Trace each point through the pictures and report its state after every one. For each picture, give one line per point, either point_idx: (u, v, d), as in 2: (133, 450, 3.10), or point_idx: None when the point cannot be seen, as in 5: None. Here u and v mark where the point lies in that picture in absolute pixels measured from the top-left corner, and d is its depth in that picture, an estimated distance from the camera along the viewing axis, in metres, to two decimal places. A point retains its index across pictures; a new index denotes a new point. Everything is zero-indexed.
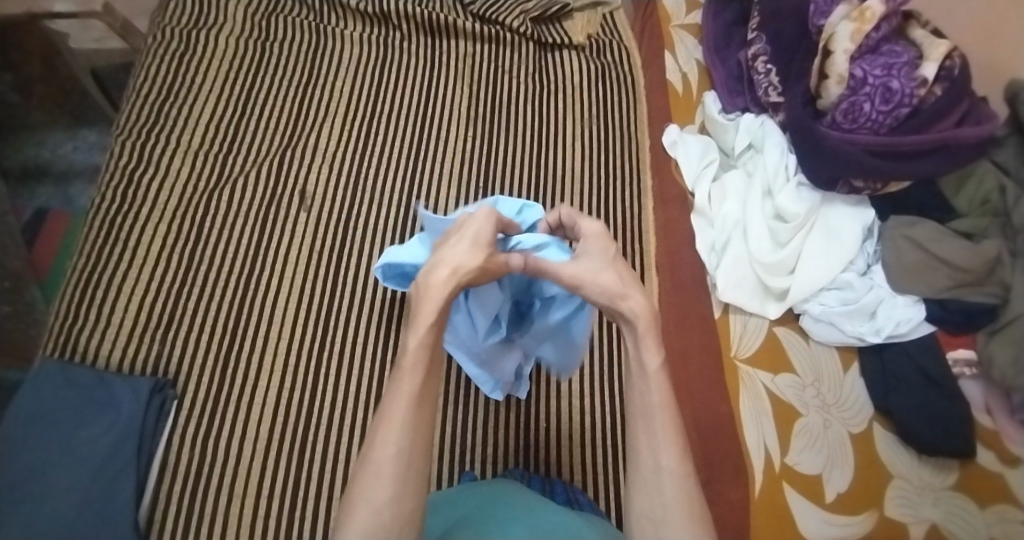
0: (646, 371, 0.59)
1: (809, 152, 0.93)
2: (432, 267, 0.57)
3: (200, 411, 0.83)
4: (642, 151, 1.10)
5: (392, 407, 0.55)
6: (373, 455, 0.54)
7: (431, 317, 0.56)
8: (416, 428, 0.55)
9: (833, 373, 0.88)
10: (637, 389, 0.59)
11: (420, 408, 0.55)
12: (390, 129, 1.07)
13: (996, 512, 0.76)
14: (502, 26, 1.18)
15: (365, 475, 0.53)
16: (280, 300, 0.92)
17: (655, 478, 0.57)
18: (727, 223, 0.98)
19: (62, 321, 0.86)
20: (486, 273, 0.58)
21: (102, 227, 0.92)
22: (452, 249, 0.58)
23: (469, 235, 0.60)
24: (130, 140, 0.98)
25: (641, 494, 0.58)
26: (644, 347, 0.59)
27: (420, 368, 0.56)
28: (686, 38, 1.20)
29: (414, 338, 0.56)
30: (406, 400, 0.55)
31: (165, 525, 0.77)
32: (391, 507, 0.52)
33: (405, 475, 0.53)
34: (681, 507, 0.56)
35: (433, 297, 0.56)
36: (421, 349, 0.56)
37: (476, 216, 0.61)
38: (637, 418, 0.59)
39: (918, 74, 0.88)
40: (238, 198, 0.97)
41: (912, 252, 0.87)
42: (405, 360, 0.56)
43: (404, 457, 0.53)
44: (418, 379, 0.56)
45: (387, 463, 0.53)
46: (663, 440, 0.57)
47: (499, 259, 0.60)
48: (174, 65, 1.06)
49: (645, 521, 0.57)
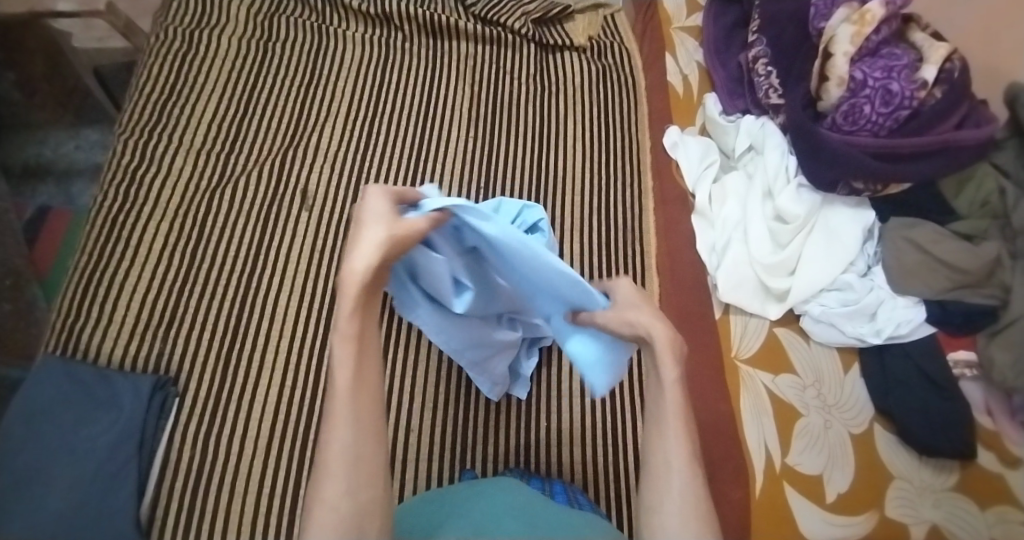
0: (661, 382, 0.60)
1: (809, 153, 0.93)
2: (343, 262, 0.56)
3: (201, 410, 0.83)
4: (642, 152, 1.11)
5: (333, 404, 0.56)
6: (323, 455, 0.54)
7: (353, 303, 0.56)
8: (360, 420, 0.55)
9: (833, 373, 0.88)
10: (653, 399, 0.61)
11: (359, 399, 0.56)
12: (393, 129, 1.08)
13: (996, 513, 0.76)
14: (504, 28, 1.18)
15: (319, 475, 0.54)
16: (281, 299, 0.92)
17: (665, 478, 0.57)
18: (728, 224, 0.98)
19: (64, 318, 0.86)
20: (399, 242, 0.57)
21: (105, 225, 0.92)
22: (358, 232, 0.57)
23: (367, 219, 0.58)
24: (132, 139, 0.98)
25: (651, 492, 0.58)
26: (661, 359, 0.60)
27: (349, 362, 0.56)
28: (687, 40, 1.20)
29: (339, 333, 0.56)
30: (346, 394, 0.55)
31: (166, 523, 0.77)
32: (348, 501, 0.52)
33: (356, 468, 0.54)
34: (689, 507, 0.56)
35: (350, 283, 0.55)
36: (348, 341, 0.56)
37: (367, 198, 0.60)
38: (652, 424, 0.60)
39: (919, 77, 0.89)
40: (240, 197, 0.97)
41: (913, 254, 0.88)
42: (337, 355, 0.56)
43: (352, 450, 0.54)
44: (353, 372, 0.56)
45: (336, 459, 0.53)
46: (675, 443, 0.58)
47: (405, 224, 0.58)
48: (177, 65, 1.06)
49: (653, 519, 0.57)
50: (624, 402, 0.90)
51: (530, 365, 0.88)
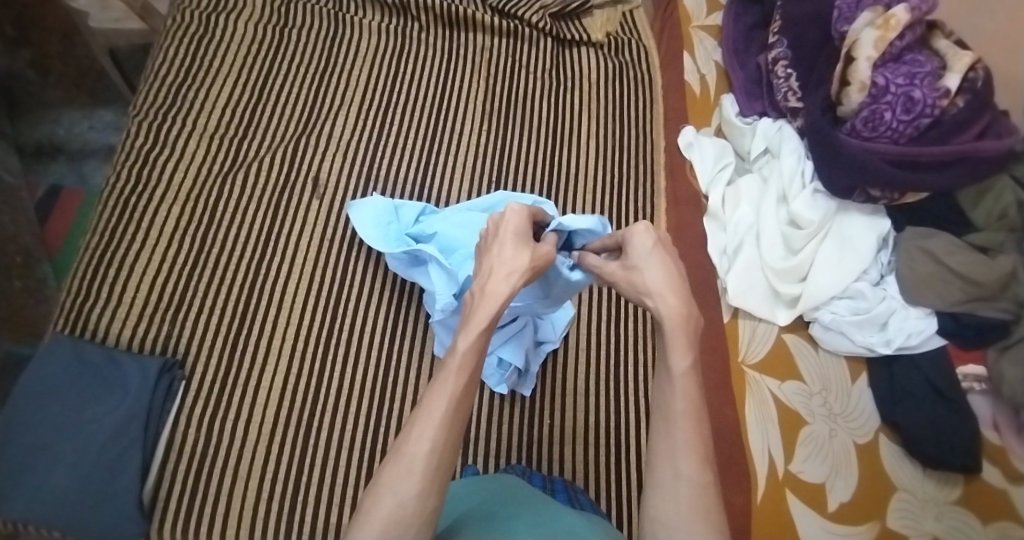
0: (671, 373, 0.54)
1: (826, 158, 0.92)
2: (485, 274, 0.54)
3: (206, 394, 0.84)
4: (657, 152, 1.10)
5: (432, 402, 0.50)
6: (405, 449, 0.48)
7: (486, 320, 0.52)
8: (453, 426, 0.49)
9: (841, 382, 0.87)
10: (660, 393, 0.54)
11: (460, 410, 0.50)
12: (406, 121, 1.07)
13: (998, 528, 0.75)
14: (521, 21, 1.17)
15: (392, 466, 0.48)
16: (289, 287, 0.92)
17: (671, 484, 0.51)
18: (741, 226, 0.97)
19: (74, 298, 0.86)
20: (535, 272, 0.56)
21: (117, 205, 0.92)
22: (496, 254, 0.56)
23: (509, 237, 0.57)
24: (145, 120, 0.98)
25: (656, 497, 0.52)
26: (671, 347, 0.54)
27: (464, 373, 0.51)
28: (706, 40, 1.19)
29: (464, 341, 0.52)
30: (448, 399, 0.50)
31: (168, 505, 0.78)
32: (416, 503, 0.47)
33: (433, 473, 0.48)
34: (699, 516, 0.50)
35: (488, 305, 0.52)
36: (470, 352, 0.51)
37: (506, 215, 0.59)
38: (659, 422, 0.54)
39: (942, 85, 0.87)
40: (253, 183, 0.97)
41: (927, 264, 0.87)
42: (451, 360, 0.51)
43: (437, 454, 0.48)
44: (462, 382, 0.51)
45: (418, 458, 0.48)
46: (682, 446, 0.52)
47: (543, 253, 0.57)
48: (193, 48, 1.05)
49: (658, 527, 0.51)
50: (628, 403, 0.89)
51: (539, 361, 0.88)
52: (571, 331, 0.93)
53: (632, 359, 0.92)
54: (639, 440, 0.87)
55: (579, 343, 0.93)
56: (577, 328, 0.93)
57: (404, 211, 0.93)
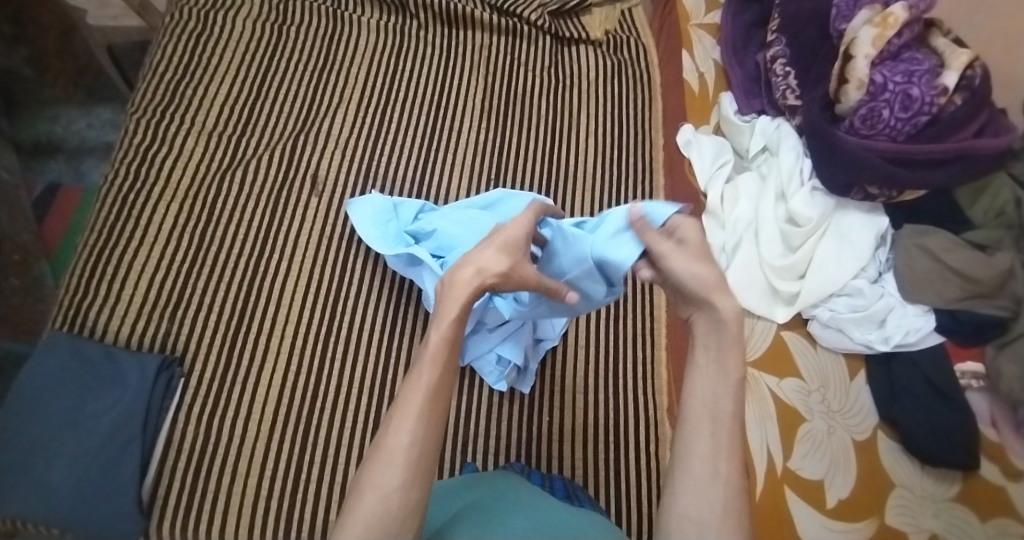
0: (725, 375, 0.51)
1: (825, 155, 0.93)
2: (456, 268, 0.54)
3: (204, 392, 0.84)
4: (656, 150, 1.09)
5: (409, 394, 0.50)
6: (386, 443, 0.48)
7: (456, 314, 0.52)
8: (432, 415, 0.49)
9: (839, 379, 0.88)
10: (709, 393, 0.51)
11: (438, 400, 0.50)
12: (405, 119, 1.07)
13: (996, 525, 0.76)
14: (520, 19, 1.17)
15: (374, 461, 0.48)
16: (287, 284, 0.92)
17: (709, 484, 0.48)
18: (740, 224, 0.98)
19: (72, 295, 0.86)
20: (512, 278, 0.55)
21: (115, 204, 0.92)
22: (475, 252, 0.56)
23: (497, 241, 0.57)
24: (143, 118, 0.98)
25: (688, 494, 0.49)
26: (730, 354, 0.51)
27: (439, 362, 0.51)
28: (705, 38, 1.19)
29: (435, 333, 0.52)
30: (424, 391, 0.50)
31: (167, 502, 0.78)
32: (401, 494, 0.47)
33: (415, 465, 0.48)
34: (731, 519, 0.47)
35: (459, 295, 0.52)
36: (442, 343, 0.51)
37: (507, 225, 0.59)
38: (700, 421, 0.50)
39: (939, 83, 0.88)
40: (251, 180, 0.97)
41: (924, 261, 0.87)
42: (425, 352, 0.51)
43: (418, 445, 0.48)
44: (437, 372, 0.50)
45: (398, 450, 0.47)
46: (726, 448, 0.49)
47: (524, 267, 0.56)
48: (191, 45, 1.05)
49: (687, 525, 0.48)
50: (628, 401, 0.89)
51: (537, 359, 0.88)
52: (569, 329, 0.93)
53: (630, 354, 0.92)
54: (637, 437, 0.87)
55: (578, 342, 0.93)
56: (576, 326, 0.94)
57: (403, 209, 0.94)
